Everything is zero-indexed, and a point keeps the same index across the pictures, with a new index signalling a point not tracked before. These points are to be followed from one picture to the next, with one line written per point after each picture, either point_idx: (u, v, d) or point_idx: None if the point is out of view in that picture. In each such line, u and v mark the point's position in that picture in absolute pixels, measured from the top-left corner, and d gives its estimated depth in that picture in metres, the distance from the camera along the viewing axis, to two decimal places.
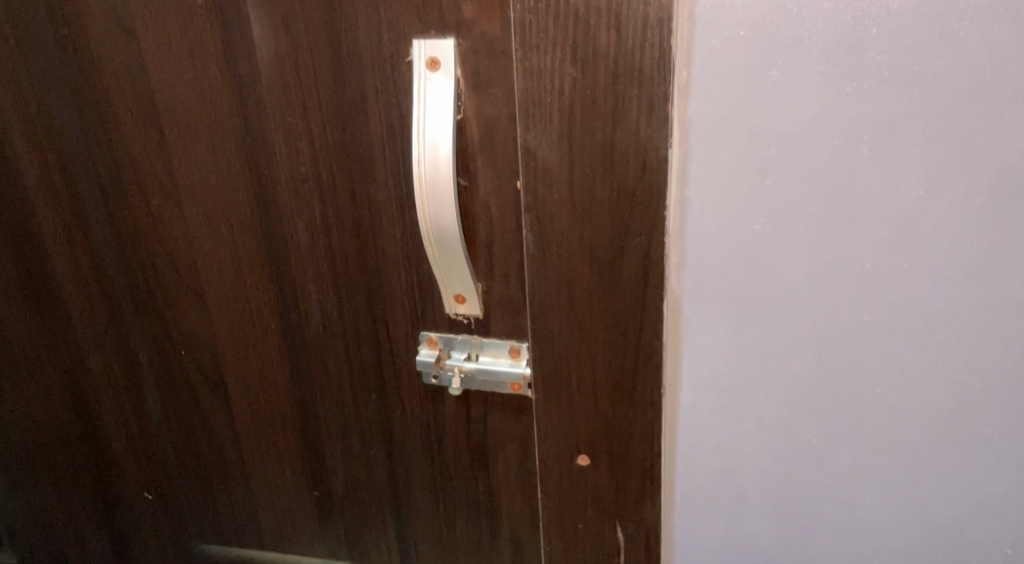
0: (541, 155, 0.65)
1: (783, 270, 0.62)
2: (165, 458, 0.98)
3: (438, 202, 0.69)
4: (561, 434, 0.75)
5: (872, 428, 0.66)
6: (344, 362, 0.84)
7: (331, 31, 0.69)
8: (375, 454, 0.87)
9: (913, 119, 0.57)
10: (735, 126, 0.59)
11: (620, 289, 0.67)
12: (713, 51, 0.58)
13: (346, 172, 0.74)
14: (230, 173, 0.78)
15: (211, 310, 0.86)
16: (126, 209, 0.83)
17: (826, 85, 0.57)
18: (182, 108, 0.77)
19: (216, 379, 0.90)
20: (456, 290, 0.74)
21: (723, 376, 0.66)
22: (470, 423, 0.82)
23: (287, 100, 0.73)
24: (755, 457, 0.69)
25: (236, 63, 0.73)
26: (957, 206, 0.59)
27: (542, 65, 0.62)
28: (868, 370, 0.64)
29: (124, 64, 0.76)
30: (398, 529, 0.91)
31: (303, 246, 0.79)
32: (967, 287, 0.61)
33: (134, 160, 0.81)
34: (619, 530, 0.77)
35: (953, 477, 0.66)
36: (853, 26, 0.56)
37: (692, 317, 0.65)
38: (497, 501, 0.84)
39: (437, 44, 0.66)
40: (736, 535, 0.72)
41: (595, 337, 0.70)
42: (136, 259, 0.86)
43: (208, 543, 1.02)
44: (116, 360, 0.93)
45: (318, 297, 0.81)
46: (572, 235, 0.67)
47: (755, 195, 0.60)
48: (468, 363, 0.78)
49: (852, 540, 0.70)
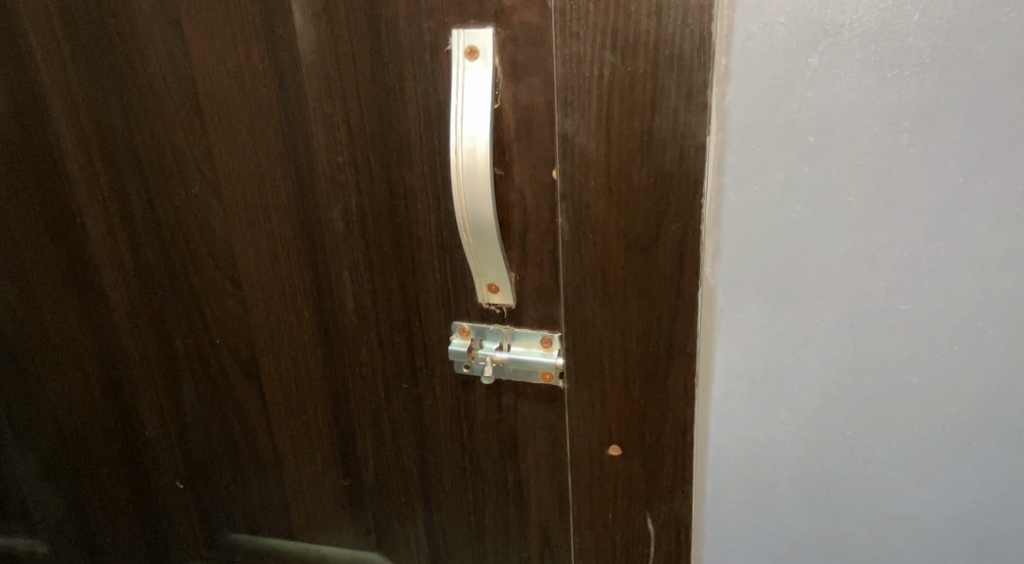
0: (578, 142, 0.65)
1: (819, 260, 0.62)
2: (199, 446, 0.99)
3: (475, 191, 0.69)
4: (593, 423, 0.76)
5: (907, 417, 0.65)
6: (376, 351, 0.85)
7: (371, 20, 0.70)
8: (406, 443, 0.88)
9: (952, 105, 0.57)
10: (772, 114, 0.59)
11: (655, 277, 0.68)
12: (752, 38, 0.58)
13: (383, 161, 0.75)
14: (269, 161, 0.79)
15: (247, 298, 0.87)
16: (167, 198, 0.85)
17: (865, 72, 0.57)
18: (223, 97, 0.78)
19: (250, 367, 0.91)
20: (489, 279, 0.75)
21: (757, 366, 0.66)
22: (501, 413, 0.82)
23: (327, 89, 0.74)
24: (788, 449, 0.68)
25: (277, 52, 0.74)
26: (997, 192, 0.58)
27: (581, 51, 0.63)
28: (905, 360, 0.64)
29: (168, 52, 0.78)
30: (427, 519, 0.92)
31: (340, 235, 0.80)
32: (1005, 275, 0.60)
33: (176, 149, 0.82)
34: (649, 519, 0.78)
35: (988, 469, 0.66)
36: (894, 13, 0.56)
37: (726, 307, 0.65)
38: (526, 490, 0.85)
39: (476, 33, 0.67)
40: (769, 527, 0.72)
41: (629, 326, 0.70)
42: (175, 247, 0.87)
43: (239, 532, 1.03)
44: (153, 348, 0.94)
45: (353, 286, 0.82)
46: (608, 223, 0.67)
47: (792, 182, 0.60)
48: (500, 352, 0.78)
49: (886, 535, 0.70)
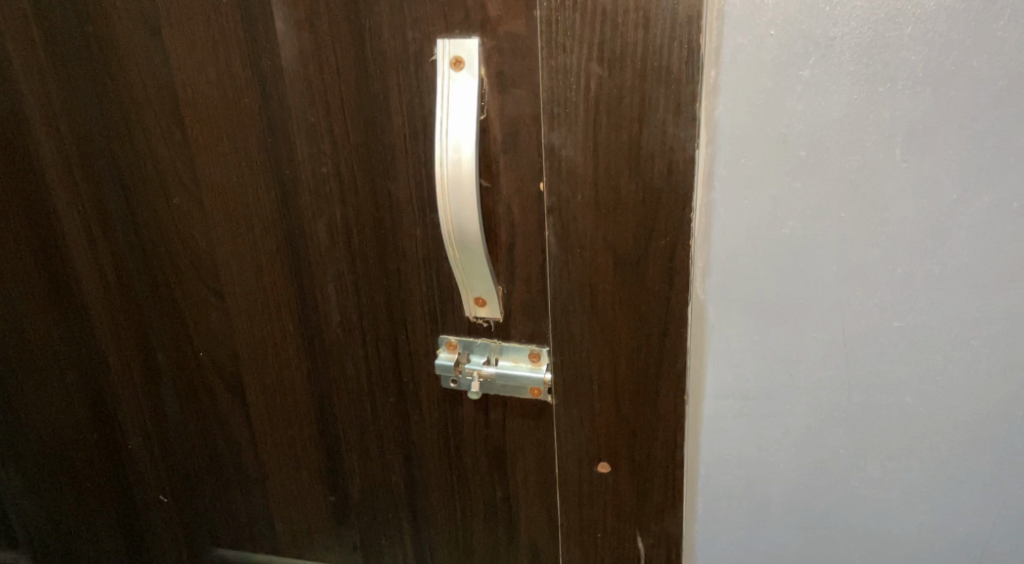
0: (565, 155, 0.64)
1: (811, 276, 0.61)
2: (182, 460, 0.97)
3: (461, 203, 0.68)
4: (583, 439, 0.74)
5: (903, 436, 0.64)
6: (362, 364, 0.83)
7: (355, 29, 0.69)
8: (393, 458, 0.87)
9: (947, 120, 0.56)
10: (763, 127, 0.58)
11: (645, 291, 0.66)
12: (742, 50, 0.56)
13: (368, 172, 0.74)
14: (252, 172, 0.78)
15: (230, 311, 0.86)
16: (148, 208, 0.83)
17: (857, 85, 0.56)
18: (206, 107, 0.76)
19: (233, 380, 0.90)
20: (476, 293, 0.73)
21: (748, 383, 0.65)
22: (490, 428, 0.81)
23: (310, 99, 0.73)
24: (780, 467, 0.67)
25: (260, 62, 0.73)
26: (992, 209, 0.57)
27: (568, 64, 0.61)
28: (900, 378, 0.62)
29: (148, 60, 0.76)
30: (414, 535, 0.90)
31: (324, 248, 0.79)
32: (1001, 293, 0.59)
33: (157, 159, 0.80)
34: (639, 537, 0.76)
35: (986, 490, 0.65)
36: (887, 25, 0.54)
37: (716, 323, 0.64)
38: (515, 507, 0.83)
39: (461, 43, 0.66)
40: (761, 546, 0.70)
41: (618, 341, 0.69)
42: (158, 258, 0.86)
43: (224, 546, 1.02)
44: (135, 361, 0.93)
45: (338, 299, 0.81)
46: (597, 238, 0.66)
47: (783, 198, 0.59)
48: (488, 366, 0.76)
49: (880, 554, 0.69)
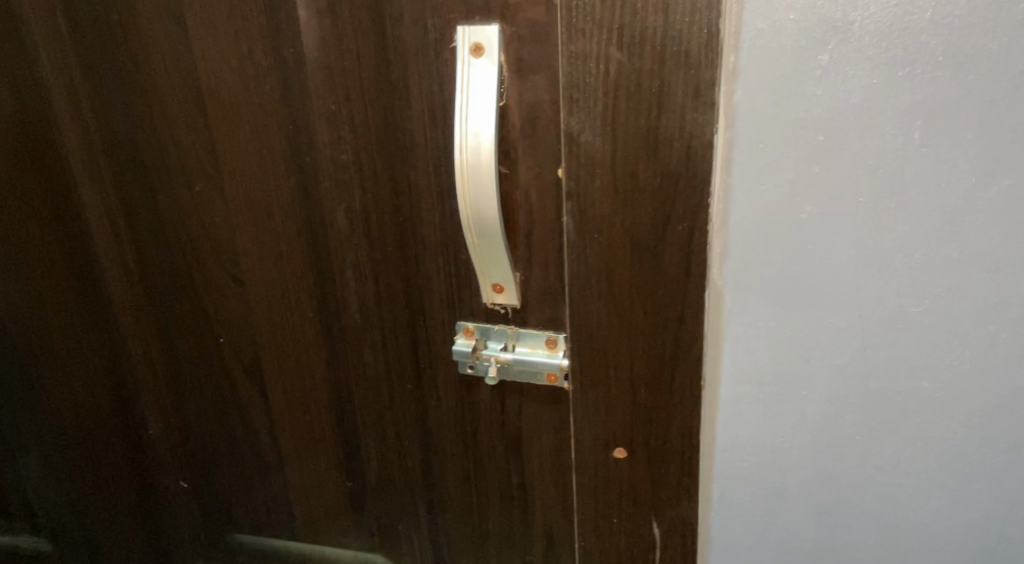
0: (583, 140, 0.64)
1: (828, 261, 0.61)
2: (202, 446, 0.98)
3: (480, 189, 0.68)
4: (599, 425, 0.75)
5: (918, 421, 0.64)
6: (380, 350, 0.84)
7: (375, 17, 0.69)
8: (410, 444, 0.87)
9: (965, 104, 0.56)
10: (782, 111, 0.58)
11: (661, 275, 0.67)
12: (761, 35, 0.56)
13: (387, 159, 0.75)
14: (273, 159, 0.79)
15: (250, 298, 0.87)
16: (169, 195, 0.84)
17: (876, 70, 0.56)
18: (227, 94, 0.77)
19: (252, 366, 0.91)
20: (494, 279, 0.74)
21: (764, 369, 0.65)
22: (506, 415, 0.81)
23: (331, 86, 0.73)
24: (795, 454, 0.67)
25: (281, 49, 0.74)
26: (1010, 193, 0.57)
27: (587, 49, 0.62)
28: (917, 364, 0.62)
29: (171, 47, 0.77)
30: (430, 521, 0.91)
31: (343, 234, 0.80)
32: (1018, 278, 0.59)
33: (179, 146, 0.81)
34: (654, 523, 0.77)
35: (1002, 476, 0.65)
36: (906, 10, 0.55)
37: (732, 309, 0.64)
38: (531, 493, 0.84)
39: (481, 30, 0.66)
40: (776, 531, 0.71)
41: (636, 327, 0.69)
42: (178, 245, 0.87)
43: (243, 532, 1.03)
44: (156, 347, 0.94)
45: (356, 285, 0.82)
46: (615, 223, 0.66)
47: (801, 183, 0.59)
48: (505, 352, 0.77)
49: (895, 541, 0.69)
